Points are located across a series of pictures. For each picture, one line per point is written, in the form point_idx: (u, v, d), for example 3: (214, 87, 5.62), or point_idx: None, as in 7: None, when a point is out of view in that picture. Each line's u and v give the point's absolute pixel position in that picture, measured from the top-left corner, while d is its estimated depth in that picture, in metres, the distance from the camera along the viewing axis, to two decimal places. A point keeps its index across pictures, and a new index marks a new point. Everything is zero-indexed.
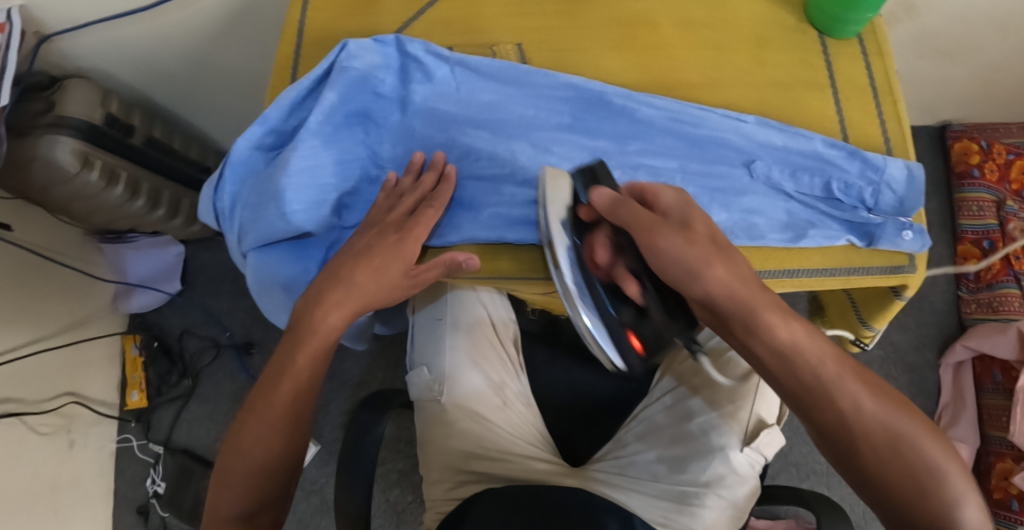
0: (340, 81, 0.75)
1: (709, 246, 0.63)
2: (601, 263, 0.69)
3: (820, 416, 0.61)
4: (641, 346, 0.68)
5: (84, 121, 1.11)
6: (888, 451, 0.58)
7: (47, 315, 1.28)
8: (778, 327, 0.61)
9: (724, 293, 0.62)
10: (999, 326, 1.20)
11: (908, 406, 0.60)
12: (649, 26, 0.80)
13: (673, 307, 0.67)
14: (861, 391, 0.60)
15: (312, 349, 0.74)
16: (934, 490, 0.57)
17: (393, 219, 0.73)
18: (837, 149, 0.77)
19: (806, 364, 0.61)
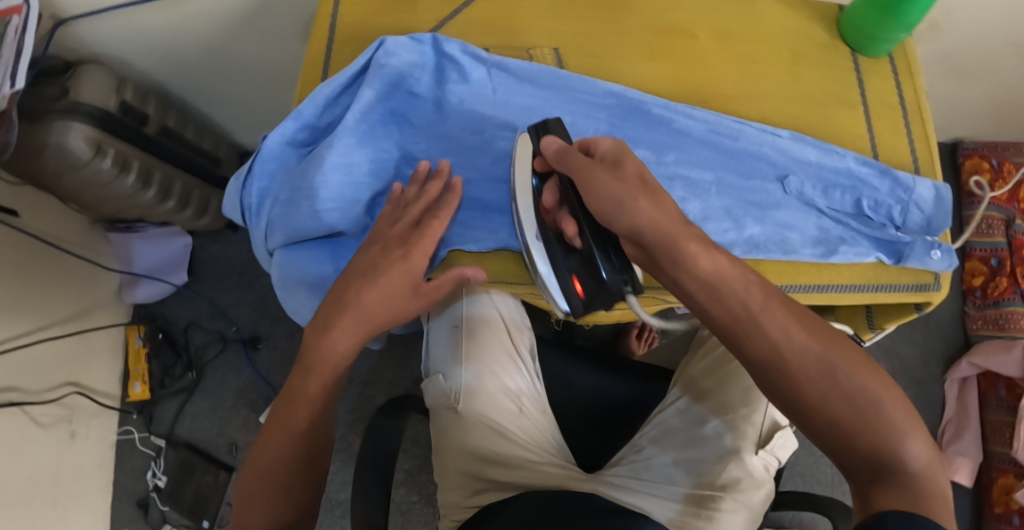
0: (377, 79, 0.74)
1: (638, 183, 0.63)
2: (549, 209, 0.71)
3: (753, 352, 0.57)
4: (583, 289, 0.70)
5: (98, 108, 1.09)
6: (827, 386, 0.55)
7: (51, 303, 1.26)
8: (700, 257, 0.59)
9: (649, 226, 0.61)
10: (1005, 344, 1.22)
11: (847, 345, 0.57)
12: (686, 36, 0.80)
13: (610, 247, 0.67)
14: (793, 325, 0.57)
15: (336, 354, 0.72)
16: (876, 423, 0.53)
17: (397, 233, 0.72)
18: (869, 167, 0.78)
19: (734, 294, 0.58)
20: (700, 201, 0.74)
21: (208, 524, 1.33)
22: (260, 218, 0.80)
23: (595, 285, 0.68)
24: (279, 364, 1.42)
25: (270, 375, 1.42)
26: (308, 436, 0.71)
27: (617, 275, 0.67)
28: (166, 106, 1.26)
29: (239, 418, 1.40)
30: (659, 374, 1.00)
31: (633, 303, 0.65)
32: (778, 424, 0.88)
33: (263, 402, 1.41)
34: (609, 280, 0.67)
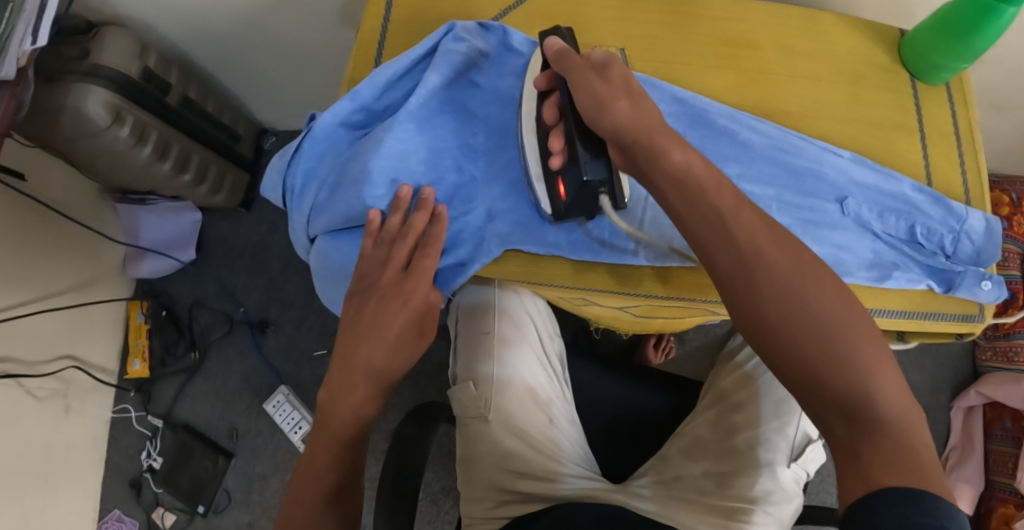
0: (443, 63, 0.72)
1: (624, 88, 0.63)
2: (548, 123, 0.69)
3: (721, 266, 0.55)
4: (565, 191, 0.68)
5: (119, 72, 1.03)
6: (797, 317, 0.52)
7: (52, 272, 1.21)
8: (672, 152, 0.58)
9: (629, 125, 0.60)
10: (1013, 375, 1.21)
11: (819, 267, 0.55)
12: (751, 48, 0.80)
13: (595, 150, 0.65)
14: (763, 240, 0.54)
15: (365, 357, 0.65)
16: (845, 361, 0.51)
17: (390, 281, 0.67)
18: (924, 194, 0.77)
19: (704, 196, 0.57)
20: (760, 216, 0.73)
21: (204, 509, 1.30)
22: (302, 201, 0.76)
23: (575, 185, 0.67)
24: (285, 350, 1.38)
25: (275, 361, 1.38)
26: (358, 445, 0.66)
27: (596, 176, 0.65)
28: (188, 76, 1.21)
29: (241, 403, 1.36)
30: (688, 382, 0.98)
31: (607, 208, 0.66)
32: (809, 437, 0.87)
33: (267, 388, 1.37)
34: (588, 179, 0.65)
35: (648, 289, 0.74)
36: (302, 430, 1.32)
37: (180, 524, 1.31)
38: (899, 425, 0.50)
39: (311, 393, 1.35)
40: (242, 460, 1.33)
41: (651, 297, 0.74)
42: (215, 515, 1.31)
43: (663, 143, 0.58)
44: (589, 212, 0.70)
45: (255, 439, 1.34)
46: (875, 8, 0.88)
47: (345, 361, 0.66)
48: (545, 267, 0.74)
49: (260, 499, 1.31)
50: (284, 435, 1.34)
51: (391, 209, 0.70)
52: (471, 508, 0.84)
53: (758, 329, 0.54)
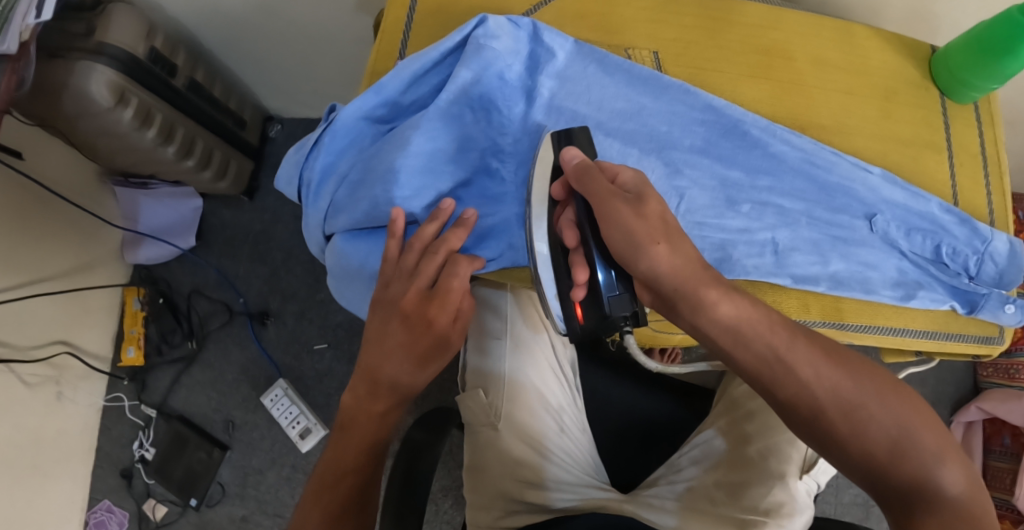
0: (473, 60, 0.70)
1: (661, 224, 0.61)
2: (568, 244, 0.66)
3: (785, 391, 0.58)
4: (585, 318, 0.66)
5: (124, 52, 1.00)
6: (858, 426, 0.57)
7: (47, 256, 1.18)
8: (720, 303, 0.59)
9: (668, 272, 0.60)
10: (1014, 393, 1.21)
11: (875, 375, 0.58)
12: (784, 58, 0.79)
13: (622, 284, 0.65)
14: (821, 361, 0.58)
15: (392, 367, 0.66)
16: (910, 454, 0.56)
17: (415, 307, 0.66)
18: (951, 214, 0.76)
19: (758, 334, 0.59)
20: (788, 230, 0.73)
21: (196, 503, 1.27)
22: (319, 198, 0.74)
23: (598, 315, 0.65)
24: (285, 343, 1.35)
25: (274, 353, 1.35)
26: (374, 444, 0.68)
27: (620, 309, 0.64)
28: (195, 60, 1.17)
29: (239, 395, 1.33)
30: (700, 391, 0.96)
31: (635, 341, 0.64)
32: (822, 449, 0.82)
33: (266, 380, 1.34)
34: (613, 315, 0.64)
35: None
36: (299, 426, 1.29)
37: (172, 516, 1.29)
38: (963, 504, 0.54)
39: (311, 387, 1.33)
40: (238, 453, 1.31)
41: None
42: (208, 508, 1.29)
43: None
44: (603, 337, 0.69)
45: (252, 432, 1.31)
46: (906, 21, 0.87)
47: (371, 365, 0.67)
48: None
49: (255, 493, 1.29)
50: (281, 429, 1.31)
51: (428, 220, 0.69)
52: (477, 516, 0.81)
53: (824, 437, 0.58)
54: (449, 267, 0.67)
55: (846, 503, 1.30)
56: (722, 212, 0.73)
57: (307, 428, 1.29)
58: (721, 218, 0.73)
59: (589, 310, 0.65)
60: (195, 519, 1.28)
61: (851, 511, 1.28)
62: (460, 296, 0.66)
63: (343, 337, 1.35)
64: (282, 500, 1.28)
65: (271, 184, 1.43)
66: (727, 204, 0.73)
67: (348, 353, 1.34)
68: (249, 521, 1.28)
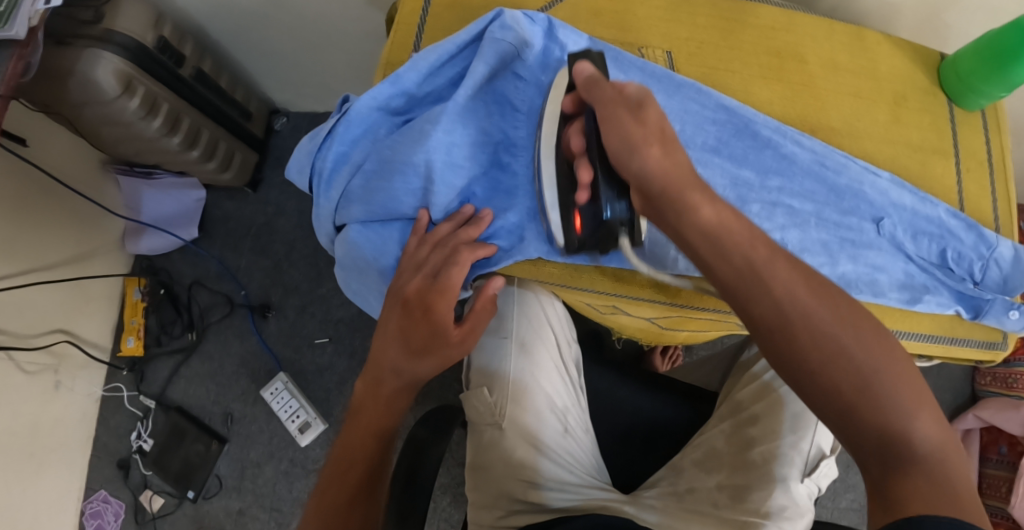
0: (489, 53, 0.70)
1: (660, 130, 0.59)
2: (573, 152, 0.65)
3: (754, 308, 0.54)
4: (582, 226, 0.66)
5: (133, 40, 0.99)
6: (831, 359, 0.52)
7: (49, 243, 1.18)
8: (702, 207, 0.57)
9: (658, 173, 0.58)
10: (1012, 402, 1.20)
11: (857, 314, 0.53)
12: (797, 60, 0.80)
13: (619, 192, 0.63)
14: (798, 283, 0.54)
15: (399, 360, 0.69)
16: (882, 399, 0.51)
17: (416, 292, 0.68)
18: (957, 219, 0.77)
19: (737, 248, 0.56)
20: (799, 231, 0.73)
21: (194, 494, 1.27)
22: (330, 188, 0.74)
23: (594, 222, 0.64)
24: (286, 336, 1.35)
25: (275, 346, 1.35)
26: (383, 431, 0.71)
27: (618, 217, 0.63)
28: (202, 50, 1.17)
29: (239, 387, 1.33)
30: (706, 395, 0.94)
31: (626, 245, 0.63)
32: (824, 452, 0.81)
33: (266, 374, 1.33)
34: (610, 220, 0.63)
35: (685, 299, 0.74)
36: (300, 419, 1.29)
37: (169, 508, 1.28)
38: (935, 464, 0.49)
39: (311, 381, 1.32)
40: (236, 446, 1.30)
41: (687, 307, 0.75)
42: (205, 500, 1.28)
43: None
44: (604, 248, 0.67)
45: (250, 425, 1.31)
46: (916, 28, 0.88)
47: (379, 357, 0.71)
48: (586, 271, 0.74)
49: (252, 486, 1.28)
50: (280, 423, 1.30)
51: (445, 220, 0.71)
52: (479, 515, 0.81)
53: (792, 367, 0.53)
54: (451, 257, 0.68)
55: (842, 507, 1.30)
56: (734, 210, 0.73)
57: (306, 422, 1.29)
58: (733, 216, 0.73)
59: (587, 216, 0.64)
60: (191, 512, 1.28)
61: (847, 516, 1.29)
62: (458, 285, 0.68)
63: (344, 332, 1.34)
64: (278, 494, 1.27)
65: (276, 176, 1.42)
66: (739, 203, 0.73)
67: (347, 347, 1.34)
68: (245, 514, 1.27)
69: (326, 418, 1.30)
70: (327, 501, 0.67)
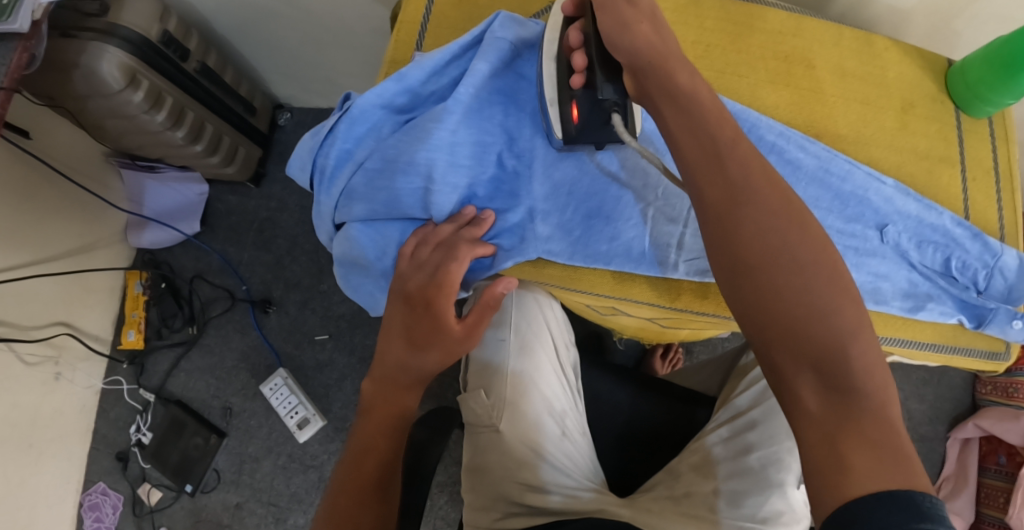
0: (492, 53, 0.70)
1: (650, 12, 0.61)
2: (571, 46, 0.66)
3: (708, 193, 0.55)
4: (578, 115, 0.67)
5: (137, 33, 0.99)
6: (779, 262, 0.52)
7: (51, 235, 1.18)
8: (679, 74, 0.58)
9: (646, 46, 0.59)
10: (1012, 412, 1.19)
11: (813, 222, 0.54)
12: (805, 64, 0.80)
13: (612, 75, 0.63)
14: (758, 180, 0.54)
15: (401, 369, 0.70)
16: (827, 320, 0.50)
17: (417, 288, 0.69)
18: (964, 228, 0.76)
19: (708, 123, 0.56)
20: None
21: (191, 488, 1.27)
22: (332, 185, 0.73)
23: (590, 107, 0.66)
24: (286, 331, 1.35)
25: (275, 342, 1.34)
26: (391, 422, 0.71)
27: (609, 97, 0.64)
28: (207, 44, 1.17)
29: (238, 381, 1.33)
30: (706, 398, 0.93)
31: (616, 121, 0.64)
32: None
33: (266, 369, 1.34)
34: (603, 98, 0.64)
35: (684, 304, 0.73)
36: (298, 415, 1.28)
37: (166, 501, 1.28)
38: (875, 394, 0.48)
39: (310, 377, 1.32)
40: (235, 440, 1.30)
41: (687, 312, 0.74)
42: (203, 494, 1.28)
43: (716, 112, 0.57)
44: (600, 137, 0.69)
45: (249, 419, 1.31)
46: (925, 35, 0.87)
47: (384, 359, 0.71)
48: (585, 273, 0.73)
49: (250, 481, 1.28)
50: (279, 418, 1.30)
51: (448, 220, 0.71)
52: (477, 516, 0.80)
53: (739, 270, 0.53)
54: (450, 254, 0.68)
55: None
56: None
57: (304, 418, 1.28)
58: None
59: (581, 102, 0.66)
60: (189, 505, 1.28)
61: None
62: (457, 281, 0.69)
63: (345, 329, 1.34)
64: (275, 489, 1.27)
65: (279, 172, 1.42)
66: None
67: (346, 343, 1.33)
68: (243, 508, 1.27)
69: (325, 414, 1.30)
70: (340, 512, 0.67)
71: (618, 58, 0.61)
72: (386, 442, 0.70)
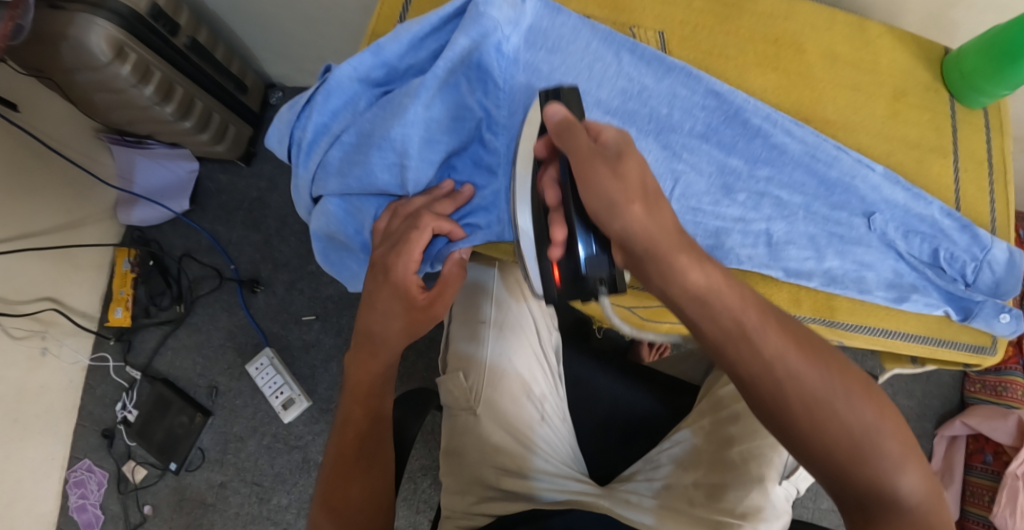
0: (472, 26, 0.69)
1: (640, 185, 0.58)
2: (549, 205, 0.64)
3: (748, 375, 0.55)
4: (560, 277, 0.65)
5: (125, 6, 0.98)
6: (826, 423, 0.53)
7: (38, 210, 1.17)
8: (692, 270, 0.56)
9: (641, 232, 0.57)
10: (1001, 410, 1.17)
11: (850, 372, 0.55)
12: (795, 48, 0.79)
13: (600, 243, 0.62)
14: (790, 348, 0.54)
15: (374, 346, 0.70)
16: (876, 465, 0.53)
17: (380, 255, 0.69)
18: (953, 218, 0.75)
19: (728, 312, 0.55)
20: (785, 223, 0.74)
21: (176, 467, 1.27)
22: (309, 158, 0.74)
23: (571, 277, 0.63)
24: (273, 312, 1.34)
25: (262, 322, 1.34)
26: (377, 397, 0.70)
27: (597, 271, 0.62)
28: (198, 21, 1.16)
29: (224, 361, 1.33)
30: (690, 388, 0.90)
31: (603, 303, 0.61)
32: None
33: (252, 348, 1.33)
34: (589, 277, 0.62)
35: None
36: (283, 396, 1.28)
37: (151, 479, 1.28)
38: (922, 512, 0.53)
39: (297, 357, 1.32)
40: (220, 419, 1.30)
41: None
42: (188, 472, 1.28)
43: (736, 299, 0.55)
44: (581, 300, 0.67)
45: (235, 399, 1.31)
46: (922, 22, 0.85)
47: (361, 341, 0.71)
48: None
49: (234, 460, 1.28)
50: (265, 399, 1.30)
51: (424, 194, 0.72)
52: (452, 500, 0.79)
53: (785, 431, 0.55)
54: (414, 222, 0.68)
55: None
56: (719, 198, 0.74)
57: (290, 399, 1.28)
58: (717, 205, 0.74)
59: (565, 270, 0.64)
60: (173, 483, 1.28)
61: None
62: (420, 250, 0.68)
63: (332, 311, 1.34)
64: (258, 468, 1.27)
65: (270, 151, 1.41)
66: (723, 191, 0.74)
67: (333, 326, 1.33)
68: (226, 487, 1.27)
69: (310, 395, 1.30)
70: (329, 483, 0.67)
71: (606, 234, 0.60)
72: (361, 411, 0.70)
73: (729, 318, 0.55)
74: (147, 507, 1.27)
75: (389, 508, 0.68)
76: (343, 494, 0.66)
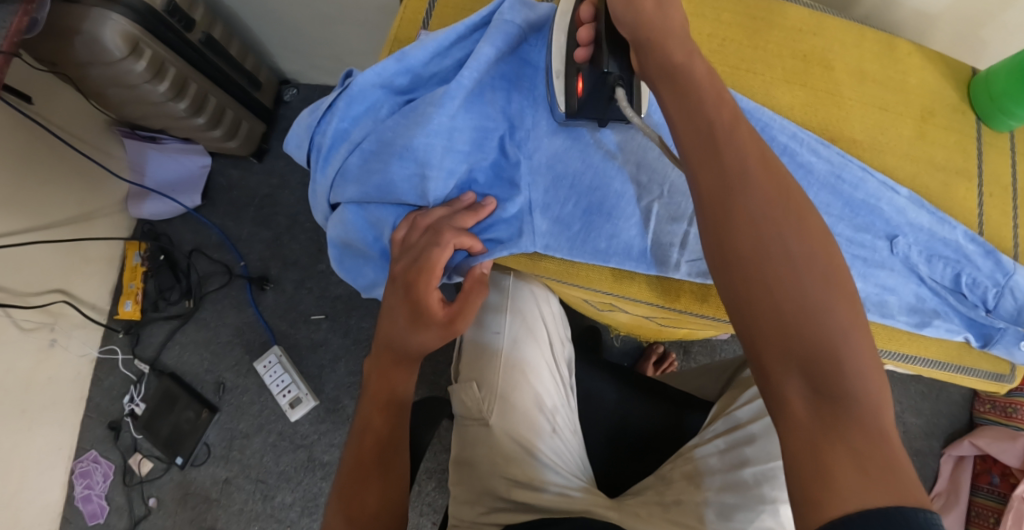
0: (498, 35, 0.70)
1: None
2: (582, 21, 0.68)
3: (702, 182, 0.53)
4: (582, 88, 0.68)
5: (141, 2, 0.96)
6: (770, 249, 0.50)
7: (50, 202, 1.17)
8: (676, 54, 0.57)
9: (646, 21, 0.58)
10: (1009, 432, 1.16)
11: (810, 216, 0.51)
12: (823, 65, 0.78)
13: (618, 48, 0.64)
14: (751, 162, 0.52)
15: (388, 356, 0.69)
16: (820, 324, 0.48)
17: (401, 270, 0.68)
18: (976, 244, 0.74)
19: (704, 104, 0.54)
20: None
21: (181, 461, 1.27)
22: (328, 165, 0.74)
23: (592, 82, 0.66)
24: (282, 310, 1.34)
25: (271, 320, 1.34)
26: (394, 403, 0.70)
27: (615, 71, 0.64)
28: (214, 16, 1.15)
29: (231, 357, 1.33)
30: (702, 404, 0.89)
31: (619, 96, 0.63)
32: None
33: (260, 345, 1.33)
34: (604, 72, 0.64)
35: (684, 306, 0.75)
36: (290, 394, 1.28)
37: (156, 472, 1.29)
38: (868, 405, 0.46)
39: (304, 356, 1.32)
40: (227, 416, 1.30)
41: (687, 313, 0.75)
42: (193, 467, 1.28)
43: (714, 96, 0.55)
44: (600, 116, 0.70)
45: (241, 396, 1.31)
46: (951, 41, 0.84)
47: (379, 355, 0.70)
48: (583, 269, 0.75)
49: (239, 457, 1.28)
50: (271, 396, 1.30)
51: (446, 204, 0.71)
52: (461, 510, 0.78)
53: (726, 260, 0.51)
54: (434, 238, 0.68)
55: None
56: None
57: (297, 398, 1.28)
58: None
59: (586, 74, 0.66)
60: (178, 477, 1.28)
61: None
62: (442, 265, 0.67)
63: (341, 310, 1.33)
64: (263, 465, 1.27)
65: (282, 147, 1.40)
66: None
67: (340, 325, 1.33)
68: (231, 483, 1.27)
69: (317, 394, 1.30)
70: (347, 489, 0.66)
71: (623, 33, 0.61)
72: (380, 418, 0.69)
73: (705, 110, 0.54)
74: (152, 500, 1.28)
75: (404, 512, 0.67)
76: (359, 498, 0.65)
